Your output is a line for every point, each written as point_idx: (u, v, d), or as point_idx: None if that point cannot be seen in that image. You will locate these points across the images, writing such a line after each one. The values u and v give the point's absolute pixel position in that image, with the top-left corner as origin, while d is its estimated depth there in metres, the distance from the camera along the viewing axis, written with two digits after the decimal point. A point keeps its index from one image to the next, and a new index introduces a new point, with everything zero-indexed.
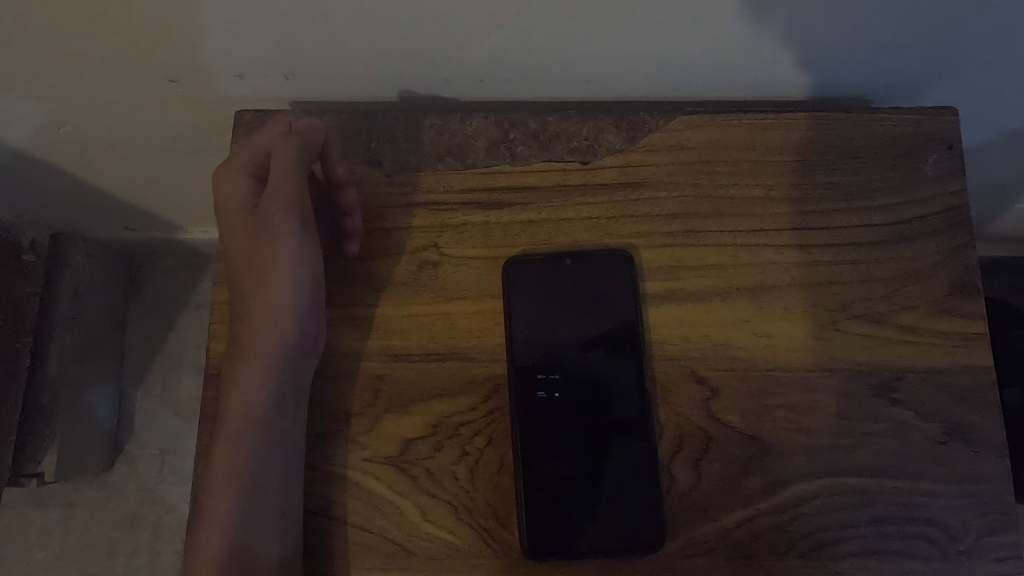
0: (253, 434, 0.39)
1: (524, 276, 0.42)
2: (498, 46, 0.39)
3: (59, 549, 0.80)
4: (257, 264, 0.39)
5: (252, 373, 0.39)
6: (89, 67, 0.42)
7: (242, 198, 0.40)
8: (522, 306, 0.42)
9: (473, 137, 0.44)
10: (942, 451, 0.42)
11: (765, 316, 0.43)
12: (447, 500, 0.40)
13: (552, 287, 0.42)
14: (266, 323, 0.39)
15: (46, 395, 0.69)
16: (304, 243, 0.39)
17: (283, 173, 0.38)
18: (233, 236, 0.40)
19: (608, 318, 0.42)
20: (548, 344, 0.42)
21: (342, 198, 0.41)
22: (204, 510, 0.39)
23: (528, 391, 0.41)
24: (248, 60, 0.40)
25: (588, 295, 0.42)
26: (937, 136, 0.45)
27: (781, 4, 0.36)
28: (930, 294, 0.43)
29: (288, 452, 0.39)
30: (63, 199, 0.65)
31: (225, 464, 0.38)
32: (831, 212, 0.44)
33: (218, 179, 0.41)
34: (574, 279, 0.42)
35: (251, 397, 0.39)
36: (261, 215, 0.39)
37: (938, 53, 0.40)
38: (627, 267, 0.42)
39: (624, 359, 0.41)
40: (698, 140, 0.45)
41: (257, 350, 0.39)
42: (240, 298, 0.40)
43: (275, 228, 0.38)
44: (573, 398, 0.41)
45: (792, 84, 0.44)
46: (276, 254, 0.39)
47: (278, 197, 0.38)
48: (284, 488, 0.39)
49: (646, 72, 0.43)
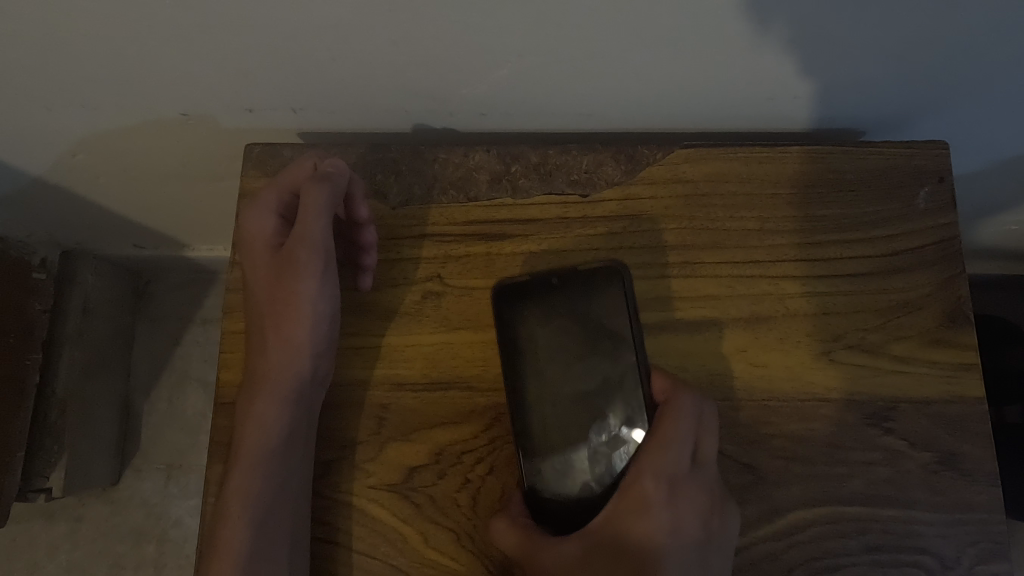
0: (265, 469, 0.38)
1: (512, 296, 0.40)
2: (503, 89, 0.38)
3: (65, 563, 0.79)
4: (283, 305, 0.39)
5: (269, 410, 0.39)
6: (101, 100, 0.41)
7: (272, 238, 0.41)
8: (512, 327, 0.39)
9: (475, 170, 0.44)
10: (962, 482, 0.41)
11: (761, 346, 0.42)
12: (450, 528, 0.40)
13: (541, 302, 0.39)
14: (284, 360, 0.39)
15: (55, 410, 0.68)
16: (326, 284, 0.39)
17: (311, 218, 0.38)
18: (258, 275, 0.40)
19: (607, 329, 0.39)
20: (542, 360, 0.39)
21: (365, 236, 0.41)
22: (213, 545, 0.38)
23: (523, 415, 0.39)
24: (256, 94, 0.40)
25: (585, 290, 0.39)
26: (929, 169, 0.44)
27: (808, 52, 0.34)
28: (923, 324, 0.43)
29: (296, 484, 0.39)
30: (69, 219, 0.64)
31: (236, 499, 0.38)
32: (827, 245, 0.44)
33: (246, 214, 0.41)
34: (565, 292, 0.39)
35: (266, 432, 0.39)
36: (288, 256, 0.38)
37: (945, 95, 0.39)
38: (619, 275, 0.39)
39: (628, 374, 0.38)
40: (694, 174, 0.44)
41: (271, 383, 0.39)
42: (259, 333, 0.40)
43: (303, 271, 0.38)
44: (573, 417, 0.38)
45: (795, 118, 0.42)
46: (303, 296, 0.39)
47: (305, 241, 0.38)
48: (291, 521, 0.38)
49: (652, 113, 0.42)
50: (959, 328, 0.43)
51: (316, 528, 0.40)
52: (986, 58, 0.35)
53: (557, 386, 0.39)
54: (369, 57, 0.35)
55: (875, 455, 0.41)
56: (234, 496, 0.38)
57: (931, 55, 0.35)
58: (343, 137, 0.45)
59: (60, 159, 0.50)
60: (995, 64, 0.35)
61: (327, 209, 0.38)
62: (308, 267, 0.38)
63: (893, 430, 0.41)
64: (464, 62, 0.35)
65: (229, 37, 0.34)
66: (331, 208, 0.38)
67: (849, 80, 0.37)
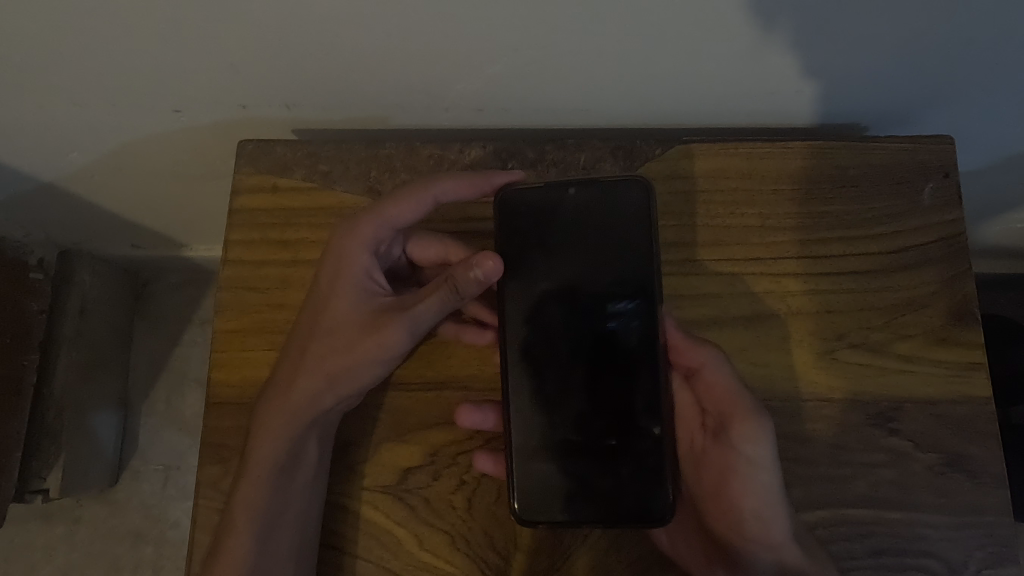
0: (272, 481, 0.40)
1: (518, 202, 0.40)
2: (500, 85, 0.37)
3: (63, 565, 0.79)
4: (347, 368, 0.40)
5: (279, 433, 0.40)
6: (92, 99, 0.40)
7: (367, 285, 0.41)
8: (512, 235, 0.40)
9: (471, 167, 0.44)
10: (969, 484, 0.40)
11: (762, 344, 0.42)
12: (445, 530, 0.41)
13: (549, 210, 0.39)
14: (319, 398, 0.40)
15: (52, 411, 0.68)
16: (394, 355, 0.40)
17: (426, 305, 0.39)
18: (332, 313, 0.41)
19: (617, 243, 0.39)
20: (542, 270, 0.39)
21: (426, 276, 0.45)
22: (221, 551, 0.40)
23: (523, 318, 0.39)
24: (249, 91, 0.39)
25: (601, 217, 0.39)
26: (933, 165, 0.43)
27: (816, 44, 0.33)
28: (928, 323, 0.42)
29: (295, 492, 0.40)
30: (64, 219, 0.63)
31: (242, 512, 0.40)
32: (829, 241, 0.43)
33: (342, 245, 0.41)
34: (576, 202, 0.39)
35: (270, 450, 0.40)
36: (381, 324, 0.40)
37: (956, 91, 0.38)
38: (639, 186, 0.39)
39: (636, 286, 0.38)
40: (694, 169, 0.44)
41: (298, 413, 0.40)
42: (296, 361, 0.41)
43: (383, 342, 0.40)
44: (570, 325, 0.39)
45: (799, 114, 0.41)
46: (368, 360, 0.40)
47: (404, 322, 0.39)
48: (296, 524, 0.40)
49: (653, 108, 0.41)
50: (966, 326, 0.42)
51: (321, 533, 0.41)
52: (1001, 53, 0.33)
53: (555, 296, 0.39)
54: (362, 53, 0.34)
55: (879, 457, 0.40)
56: (244, 498, 0.40)
57: (944, 49, 0.33)
58: (339, 134, 0.45)
59: (53, 158, 0.49)
60: (1010, 58, 0.34)
61: (448, 306, 0.39)
62: (394, 345, 0.40)
63: (898, 431, 0.41)
64: (461, 56, 0.34)
65: (218, 34, 0.33)
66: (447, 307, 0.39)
67: (856, 75, 0.36)
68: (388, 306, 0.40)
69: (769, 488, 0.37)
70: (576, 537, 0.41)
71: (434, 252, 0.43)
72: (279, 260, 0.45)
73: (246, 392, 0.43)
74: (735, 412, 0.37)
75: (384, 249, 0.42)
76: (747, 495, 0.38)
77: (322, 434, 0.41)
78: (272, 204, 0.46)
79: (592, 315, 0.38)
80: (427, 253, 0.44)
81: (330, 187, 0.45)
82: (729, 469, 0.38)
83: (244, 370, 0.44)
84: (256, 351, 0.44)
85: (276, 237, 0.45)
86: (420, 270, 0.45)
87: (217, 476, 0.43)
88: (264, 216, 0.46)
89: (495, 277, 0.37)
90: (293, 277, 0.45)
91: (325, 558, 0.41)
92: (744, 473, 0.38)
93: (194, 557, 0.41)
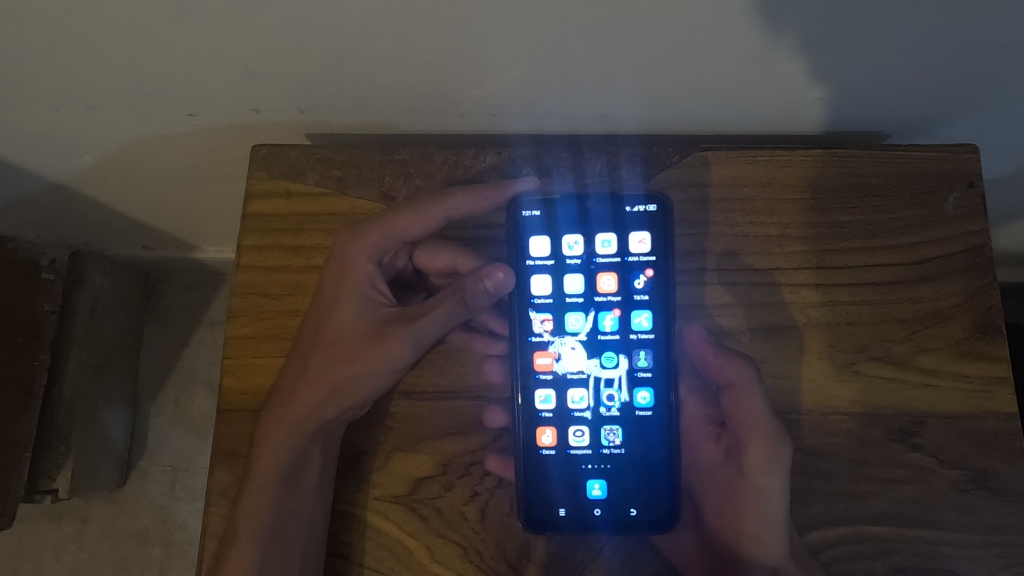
0: (279, 490, 0.40)
1: (534, 216, 0.39)
2: (515, 90, 0.37)
3: (71, 564, 0.79)
4: (348, 379, 0.40)
5: (285, 440, 0.40)
6: (105, 101, 0.40)
7: (368, 294, 0.41)
8: (528, 251, 0.39)
9: (485, 173, 0.44)
10: (994, 503, 0.39)
11: (781, 356, 0.41)
12: (456, 541, 0.40)
13: (564, 228, 0.39)
14: (322, 409, 0.40)
15: (62, 411, 0.68)
16: (395, 367, 0.40)
17: (429, 321, 0.39)
18: (334, 323, 0.41)
19: (630, 263, 0.39)
20: (558, 289, 0.40)
21: (431, 282, 0.45)
22: (227, 559, 0.39)
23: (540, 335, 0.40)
24: (264, 96, 0.39)
25: (615, 235, 0.39)
26: (957, 174, 0.42)
27: (838, 50, 0.32)
28: (952, 336, 0.41)
29: (307, 501, 0.40)
30: (74, 219, 0.63)
31: (247, 519, 0.40)
32: (850, 251, 0.42)
33: (340, 255, 0.41)
34: (589, 221, 0.39)
35: (276, 456, 0.40)
36: (381, 337, 0.40)
37: (983, 99, 0.37)
38: (654, 204, 0.39)
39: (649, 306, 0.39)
40: (712, 178, 0.43)
41: (303, 422, 0.40)
42: (297, 368, 0.41)
43: (384, 356, 0.40)
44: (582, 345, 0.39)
45: (818, 121, 0.40)
46: (368, 372, 0.40)
47: (406, 335, 0.39)
48: (307, 532, 0.40)
49: (670, 115, 0.40)
50: (990, 340, 0.41)
51: (332, 543, 0.41)
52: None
53: (568, 317, 0.39)
54: (378, 57, 0.34)
55: (900, 473, 0.40)
56: (252, 506, 0.40)
57: (972, 55, 0.32)
58: (352, 137, 0.45)
59: (66, 158, 0.49)
60: None
61: (453, 323, 0.39)
62: (394, 357, 0.40)
63: (921, 446, 0.40)
64: (477, 61, 0.34)
65: (230, 36, 0.32)
66: (453, 323, 0.39)
67: (878, 83, 0.35)
68: (389, 317, 0.40)
69: (775, 517, 0.38)
70: (589, 550, 0.40)
71: (440, 261, 0.43)
72: (289, 266, 0.45)
73: (255, 399, 0.43)
74: (751, 440, 0.37)
75: (388, 257, 0.42)
76: (751, 517, 0.38)
77: (329, 443, 0.41)
78: (285, 209, 0.45)
79: (601, 333, 0.39)
80: (433, 262, 0.43)
81: (343, 193, 0.45)
82: (738, 486, 0.39)
83: (254, 377, 0.43)
84: (268, 358, 0.44)
85: (289, 242, 0.45)
86: (426, 277, 0.46)
87: (226, 483, 0.42)
88: (276, 221, 0.45)
89: (505, 289, 0.38)
90: (302, 283, 0.44)
91: (334, 568, 0.41)
92: (751, 495, 0.38)
93: (202, 564, 0.41)
